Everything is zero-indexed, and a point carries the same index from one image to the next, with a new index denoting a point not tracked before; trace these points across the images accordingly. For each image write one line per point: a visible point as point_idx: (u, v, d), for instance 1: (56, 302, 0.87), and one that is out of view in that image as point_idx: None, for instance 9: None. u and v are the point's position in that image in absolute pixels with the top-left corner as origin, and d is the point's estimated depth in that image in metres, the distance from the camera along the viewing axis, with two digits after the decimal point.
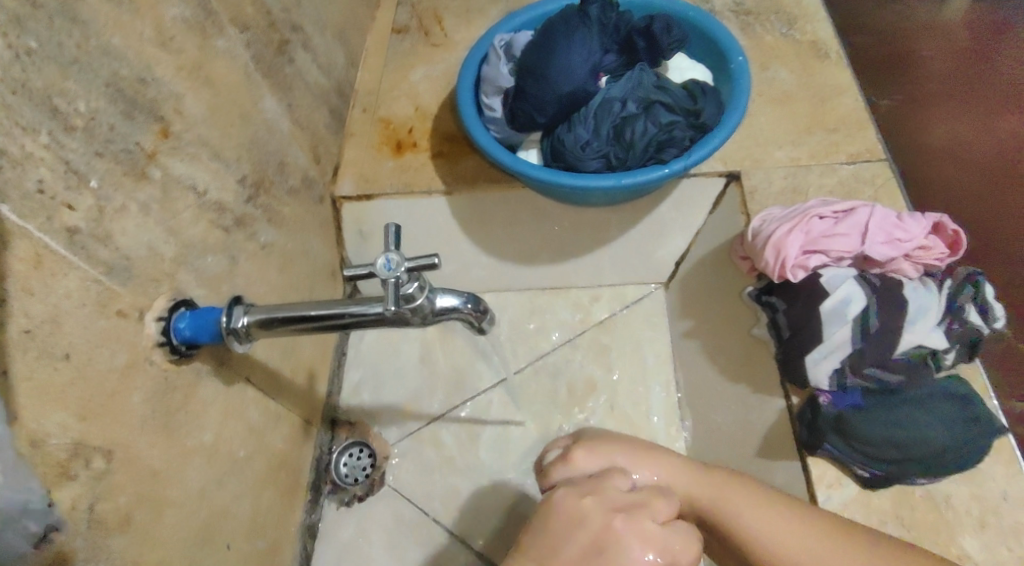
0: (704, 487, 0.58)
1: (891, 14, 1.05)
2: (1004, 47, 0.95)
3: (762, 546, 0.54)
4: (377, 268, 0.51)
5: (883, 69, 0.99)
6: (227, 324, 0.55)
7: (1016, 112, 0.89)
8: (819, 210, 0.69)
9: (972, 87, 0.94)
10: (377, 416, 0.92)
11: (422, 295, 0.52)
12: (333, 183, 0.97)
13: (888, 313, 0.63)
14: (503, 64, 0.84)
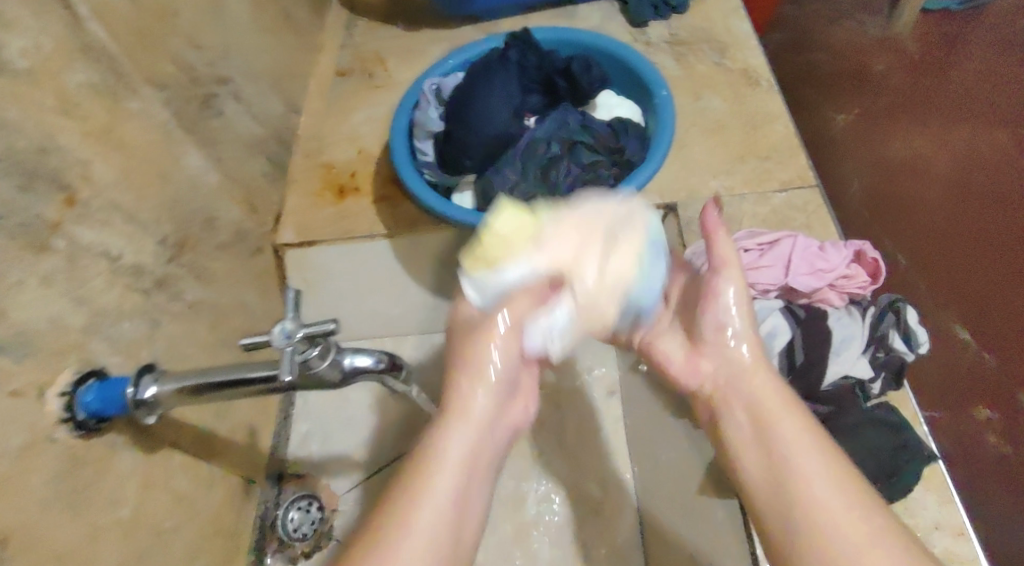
0: (775, 405, 0.57)
1: (842, 32, 1.42)
2: (955, 60, 1.32)
3: (798, 464, 0.53)
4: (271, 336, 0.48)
5: (842, 85, 1.37)
6: (133, 396, 0.55)
7: (967, 122, 1.27)
8: (743, 242, 0.69)
9: (931, 99, 1.30)
10: (326, 467, 0.91)
11: (327, 359, 0.50)
12: (275, 233, 0.96)
13: (814, 344, 0.64)
14: (433, 108, 0.84)
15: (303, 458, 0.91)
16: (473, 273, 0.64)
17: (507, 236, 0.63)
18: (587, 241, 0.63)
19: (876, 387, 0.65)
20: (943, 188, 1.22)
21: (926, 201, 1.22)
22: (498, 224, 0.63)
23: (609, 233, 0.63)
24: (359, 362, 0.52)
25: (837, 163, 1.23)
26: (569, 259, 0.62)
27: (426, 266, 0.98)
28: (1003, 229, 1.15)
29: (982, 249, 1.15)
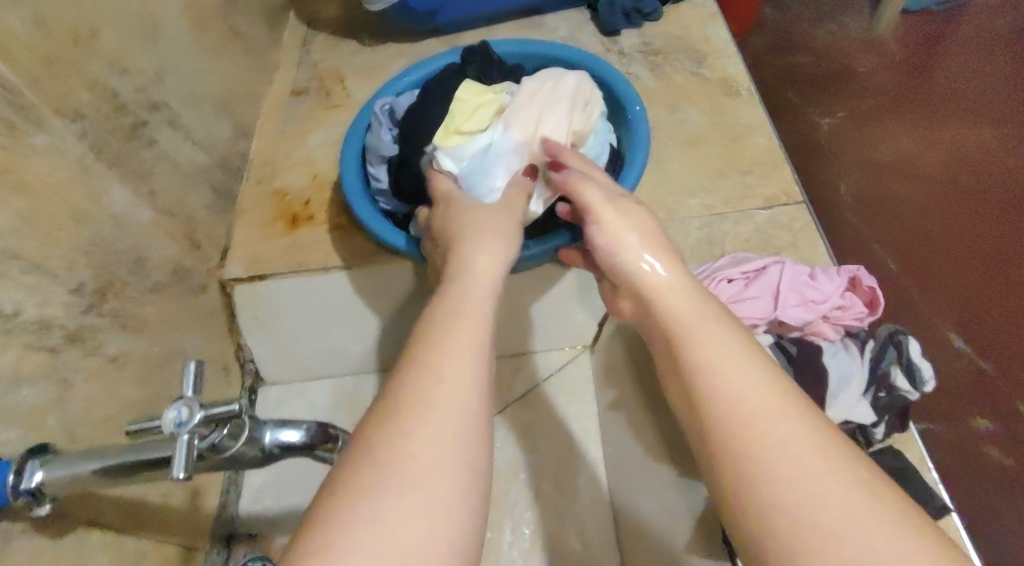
0: (704, 342, 0.48)
1: (824, 34, 1.37)
2: (939, 61, 1.29)
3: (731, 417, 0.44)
4: (165, 426, 0.43)
5: (825, 84, 1.30)
6: (14, 485, 0.48)
7: (953, 122, 1.22)
8: (726, 272, 0.63)
9: (915, 98, 1.26)
10: (281, 525, 0.84)
11: (240, 439, 0.48)
12: (221, 267, 0.87)
13: (807, 387, 0.57)
14: (385, 130, 0.77)
15: (256, 513, 0.85)
16: (447, 142, 0.69)
17: (472, 104, 0.71)
18: (549, 104, 0.70)
19: (880, 431, 0.58)
20: (928, 188, 1.16)
21: (914, 200, 1.15)
22: (464, 95, 0.71)
23: (570, 94, 0.71)
24: (282, 438, 0.50)
25: (824, 163, 1.17)
26: (533, 110, 0.69)
27: (387, 299, 0.91)
28: (989, 235, 1.10)
29: (968, 254, 1.09)
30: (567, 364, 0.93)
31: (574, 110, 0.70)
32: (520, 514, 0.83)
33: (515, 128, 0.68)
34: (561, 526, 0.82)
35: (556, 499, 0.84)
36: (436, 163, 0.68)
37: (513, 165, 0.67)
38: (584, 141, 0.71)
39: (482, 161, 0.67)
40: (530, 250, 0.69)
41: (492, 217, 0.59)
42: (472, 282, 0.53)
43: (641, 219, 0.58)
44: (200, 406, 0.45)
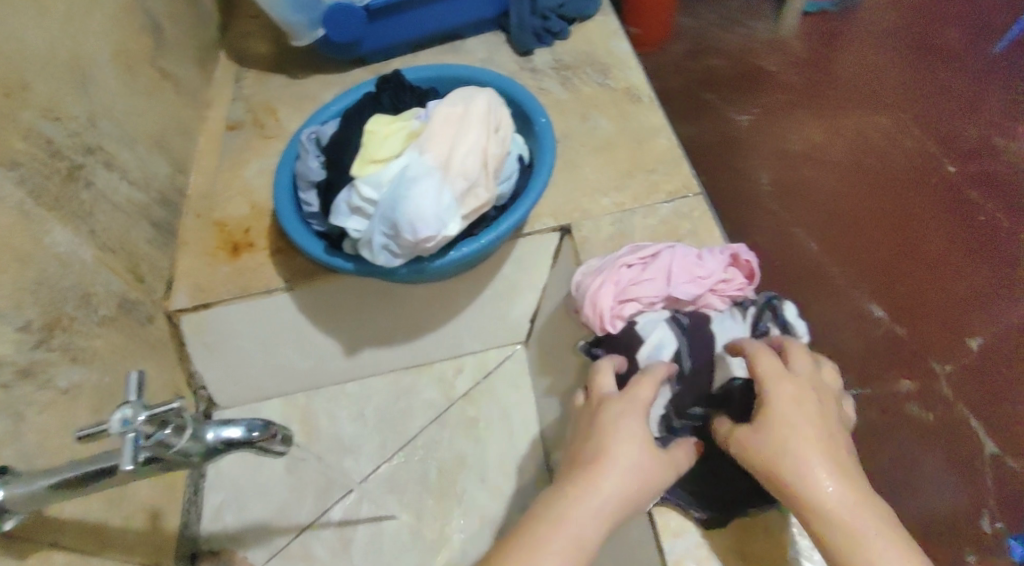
0: (853, 522, 0.53)
1: (737, 36, 1.39)
2: (835, 54, 1.35)
3: None
4: (112, 425, 0.48)
5: (739, 84, 1.32)
6: None
7: (850, 113, 1.27)
8: (626, 258, 0.70)
9: (820, 92, 1.30)
10: (243, 540, 0.87)
11: (184, 435, 0.51)
12: (166, 299, 0.91)
13: (699, 350, 0.65)
14: (314, 157, 0.82)
15: (219, 532, 0.88)
16: (363, 173, 0.68)
17: (383, 134, 0.70)
18: (463, 127, 0.68)
19: None
20: (841, 175, 1.21)
21: (830, 188, 1.20)
22: (374, 125, 0.71)
23: (482, 117, 0.69)
24: (224, 433, 0.52)
25: (736, 161, 1.22)
26: (446, 136, 0.68)
27: (329, 314, 0.94)
28: (890, 214, 1.16)
29: (882, 233, 1.15)
30: (502, 362, 1.01)
31: (490, 133, 0.69)
32: (469, 504, 0.90)
33: (427, 152, 0.67)
34: (508, 509, 0.89)
35: (501, 484, 0.91)
36: (355, 196, 0.68)
37: (426, 188, 0.65)
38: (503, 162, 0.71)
39: (398, 188, 0.66)
40: (454, 255, 0.72)
41: (618, 443, 0.57)
42: (586, 512, 0.54)
43: (818, 433, 0.56)
44: (144, 408, 0.49)
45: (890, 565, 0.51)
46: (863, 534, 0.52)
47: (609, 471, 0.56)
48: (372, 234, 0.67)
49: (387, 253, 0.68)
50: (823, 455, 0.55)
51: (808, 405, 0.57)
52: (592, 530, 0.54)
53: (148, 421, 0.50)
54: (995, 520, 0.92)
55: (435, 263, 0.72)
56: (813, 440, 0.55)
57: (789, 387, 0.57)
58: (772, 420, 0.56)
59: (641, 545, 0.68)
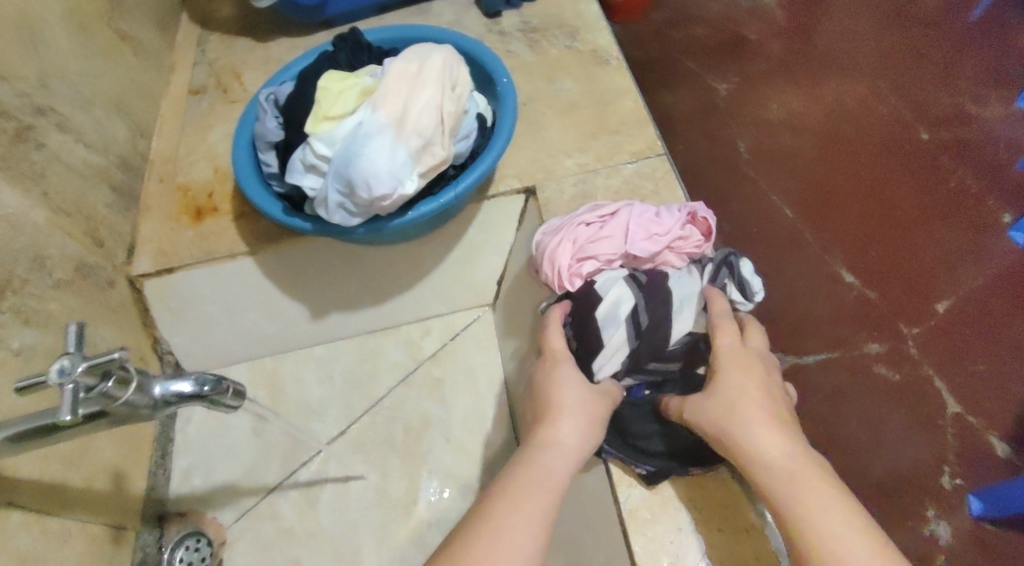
0: (788, 468, 0.54)
1: (720, 6, 1.36)
2: (815, 23, 1.32)
3: (812, 535, 0.51)
4: (50, 377, 0.48)
5: (720, 53, 1.30)
6: None
7: (831, 80, 1.24)
8: (585, 217, 0.70)
9: (800, 59, 1.27)
10: (210, 500, 0.88)
11: (131, 387, 0.51)
12: (128, 263, 0.90)
13: (656, 307, 0.65)
14: (271, 118, 0.80)
15: (188, 493, 0.88)
16: (316, 130, 0.67)
17: (337, 90, 0.69)
18: (419, 84, 0.67)
19: None
20: (815, 140, 1.18)
21: (804, 152, 1.17)
22: (327, 82, 0.69)
23: (439, 75, 0.67)
24: (174, 388, 0.53)
25: (714, 130, 1.21)
26: (400, 93, 0.66)
27: (295, 278, 0.94)
28: (868, 180, 1.13)
29: (860, 198, 1.12)
30: (469, 324, 1.01)
31: (447, 91, 0.68)
32: (434, 463, 0.90)
33: (382, 110, 0.66)
34: (471, 463, 0.90)
35: (466, 443, 0.91)
36: (310, 153, 0.67)
37: (380, 147, 0.64)
38: (461, 120, 0.70)
39: (353, 145, 0.65)
40: (413, 215, 0.72)
41: (568, 395, 0.61)
42: (552, 456, 0.57)
43: (761, 389, 0.58)
44: (82, 359, 0.49)
45: (826, 503, 0.52)
46: (799, 473, 0.54)
47: (558, 420, 0.59)
48: (327, 192, 0.66)
49: (343, 211, 0.67)
50: (765, 407, 0.57)
51: (753, 368, 0.60)
52: (565, 471, 0.57)
53: (88, 372, 0.49)
54: (957, 477, 0.91)
55: (395, 223, 0.72)
56: (756, 395, 0.58)
57: (736, 352, 0.61)
58: (718, 381, 0.59)
59: (599, 495, 0.69)
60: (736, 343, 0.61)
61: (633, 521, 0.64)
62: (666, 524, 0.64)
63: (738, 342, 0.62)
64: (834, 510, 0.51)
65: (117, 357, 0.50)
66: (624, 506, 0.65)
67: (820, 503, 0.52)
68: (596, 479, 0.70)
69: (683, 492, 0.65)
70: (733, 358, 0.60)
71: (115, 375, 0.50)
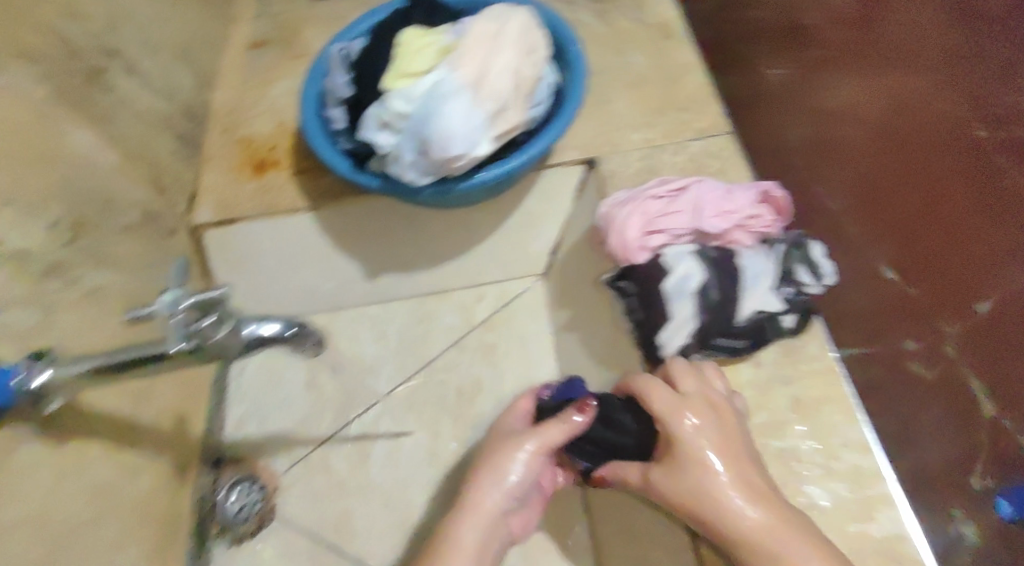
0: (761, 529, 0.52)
1: None
2: None
3: None
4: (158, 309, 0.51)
5: None
6: (22, 386, 0.49)
7: None
8: (655, 190, 0.70)
9: None
10: (265, 449, 0.91)
11: (225, 326, 0.52)
12: (190, 212, 0.91)
13: (725, 283, 0.65)
14: (341, 75, 0.81)
15: (242, 438, 0.91)
16: (394, 87, 0.67)
17: (416, 47, 0.69)
18: (499, 45, 0.67)
19: (789, 320, 0.65)
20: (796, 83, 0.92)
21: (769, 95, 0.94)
22: (406, 39, 0.69)
23: (518, 37, 0.68)
24: (262, 330, 0.53)
25: None
26: (480, 52, 0.66)
27: (352, 236, 0.94)
28: None
29: None
30: (522, 294, 1.03)
31: (525, 52, 0.68)
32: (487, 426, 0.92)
33: (461, 68, 0.65)
34: None
35: None
36: (387, 108, 0.67)
37: (460, 104, 0.64)
38: (536, 85, 0.69)
39: (432, 100, 0.64)
40: (485, 177, 0.72)
41: (509, 455, 0.67)
42: (466, 521, 0.65)
43: (720, 442, 0.57)
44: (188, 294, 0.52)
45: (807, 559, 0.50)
46: (771, 533, 0.52)
47: (493, 479, 0.67)
48: (402, 149, 0.66)
49: (413, 171, 0.67)
50: (726, 466, 0.55)
51: (708, 427, 0.57)
52: (474, 537, 0.65)
53: (192, 307, 0.52)
54: None
55: (466, 186, 0.72)
56: (716, 454, 0.56)
57: (685, 418, 0.58)
58: (681, 456, 0.56)
59: None
60: (671, 400, 0.59)
61: None
62: None
63: (672, 393, 0.60)
64: None
65: (220, 295, 0.52)
66: None
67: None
68: None
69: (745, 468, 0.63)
70: (678, 416, 0.58)
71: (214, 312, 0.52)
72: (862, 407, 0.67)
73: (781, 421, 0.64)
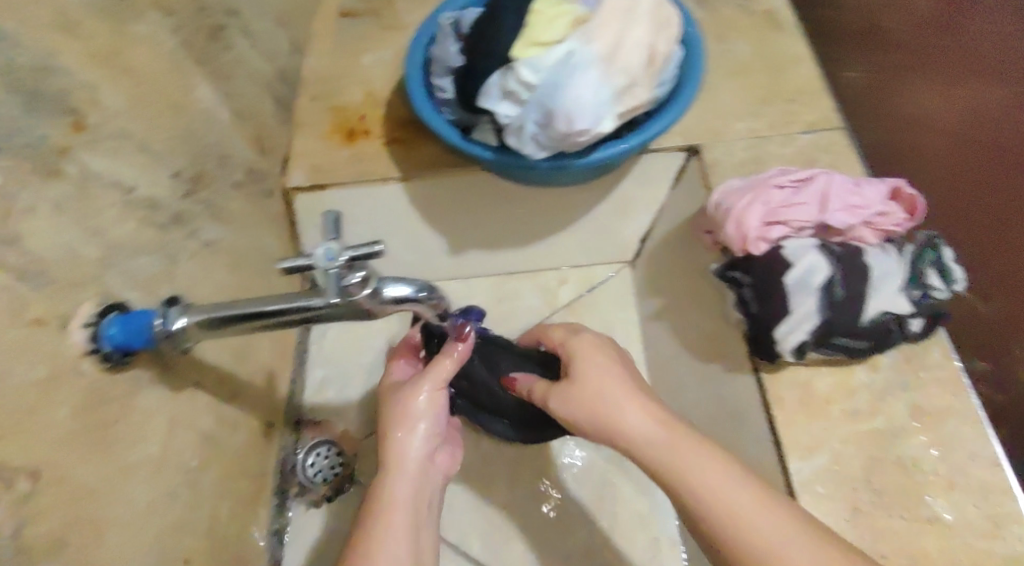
0: (666, 444, 0.56)
1: None
2: None
3: (726, 505, 0.52)
4: (316, 259, 0.50)
5: None
6: (161, 328, 0.54)
7: None
8: (777, 179, 0.68)
9: None
10: (344, 414, 0.90)
11: (369, 286, 0.51)
12: (283, 176, 0.87)
13: (854, 280, 0.63)
14: (451, 42, 0.77)
15: (321, 404, 0.91)
16: (523, 55, 0.66)
17: (548, 15, 0.68)
18: (631, 19, 0.66)
19: (915, 323, 0.64)
20: (899, 56, 0.98)
21: (883, 65, 0.97)
22: (537, 6, 0.68)
23: (650, 14, 0.67)
24: (396, 293, 0.53)
25: None
26: (615, 25, 0.65)
27: (443, 210, 0.92)
28: None
29: None
30: (607, 280, 1.01)
31: (656, 29, 0.67)
32: None
33: (596, 40, 0.65)
34: None
35: None
36: (513, 75, 0.66)
37: (592, 78, 0.63)
38: (664, 64, 0.68)
39: (563, 71, 0.64)
40: (601, 155, 0.71)
41: (410, 397, 0.65)
42: (400, 481, 0.62)
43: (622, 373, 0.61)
44: (346, 247, 0.50)
45: (711, 469, 0.54)
46: (680, 445, 0.56)
47: (410, 414, 0.64)
48: (524, 120, 0.66)
49: (533, 144, 0.67)
50: (632, 390, 0.59)
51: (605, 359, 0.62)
52: (410, 496, 0.62)
53: (349, 262, 0.50)
54: None
55: (584, 162, 0.71)
56: (617, 377, 0.60)
57: (585, 348, 0.63)
58: (579, 377, 0.61)
59: (760, 464, 0.67)
60: (590, 341, 0.64)
61: (804, 493, 0.62)
62: (839, 502, 0.61)
63: (592, 340, 0.64)
64: (722, 477, 0.53)
65: (376, 251, 0.51)
66: (794, 480, 0.62)
67: (708, 473, 0.54)
68: (758, 449, 0.68)
69: (858, 472, 0.62)
70: (586, 351, 0.63)
71: (363, 270, 0.51)
72: (992, 421, 0.66)
73: (899, 427, 0.64)
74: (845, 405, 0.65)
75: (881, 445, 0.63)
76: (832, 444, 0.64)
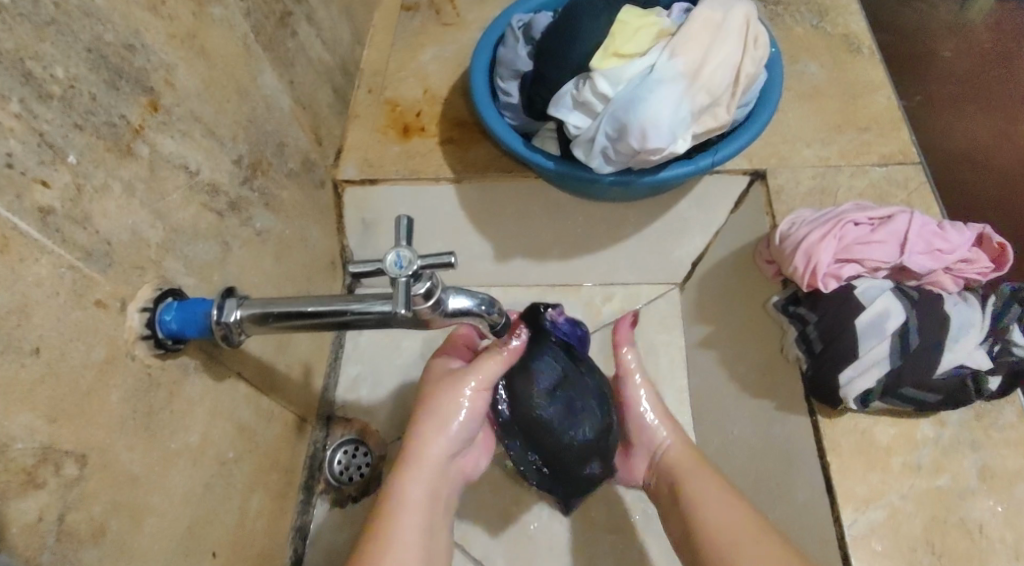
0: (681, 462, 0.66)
1: None
2: None
3: (712, 524, 0.58)
4: (387, 266, 0.48)
5: None
6: (217, 317, 0.52)
7: None
8: (854, 215, 0.66)
9: None
10: (377, 414, 0.89)
11: (433, 298, 0.50)
12: (335, 167, 0.86)
13: (929, 329, 0.60)
14: (522, 45, 0.75)
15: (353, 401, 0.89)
16: (603, 65, 0.66)
17: (633, 25, 0.67)
18: (720, 36, 0.65)
19: (994, 382, 0.60)
20: (958, 86, 0.94)
21: (939, 95, 0.92)
22: (622, 16, 0.68)
23: (740, 31, 0.65)
24: (458, 305, 0.52)
25: None
26: (700, 43, 0.65)
27: (492, 217, 0.89)
28: None
29: None
30: (654, 299, 0.97)
31: (744, 48, 0.66)
32: None
33: (680, 57, 0.64)
34: None
35: None
36: (592, 85, 0.66)
37: (673, 95, 0.62)
38: (749, 84, 0.67)
39: (643, 86, 0.63)
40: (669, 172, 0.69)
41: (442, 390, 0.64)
42: (416, 477, 0.62)
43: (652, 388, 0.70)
44: (418, 255, 0.49)
45: (709, 490, 0.61)
46: (691, 464, 0.65)
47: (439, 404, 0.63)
48: (596, 132, 0.65)
49: (602, 157, 0.66)
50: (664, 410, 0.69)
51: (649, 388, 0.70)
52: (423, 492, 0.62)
53: (420, 269, 0.48)
54: None
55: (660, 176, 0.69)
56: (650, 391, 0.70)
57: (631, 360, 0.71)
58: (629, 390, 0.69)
59: (809, 508, 0.64)
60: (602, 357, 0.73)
61: (858, 548, 0.59)
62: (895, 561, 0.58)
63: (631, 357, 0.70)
64: (715, 495, 0.61)
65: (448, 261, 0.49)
66: (846, 532, 0.59)
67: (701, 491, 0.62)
68: (807, 494, 0.65)
69: (919, 532, 0.59)
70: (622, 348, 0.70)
71: (430, 280, 0.50)
72: None
73: (965, 488, 0.60)
74: (907, 457, 0.62)
75: (943, 504, 0.60)
76: (891, 497, 0.61)
